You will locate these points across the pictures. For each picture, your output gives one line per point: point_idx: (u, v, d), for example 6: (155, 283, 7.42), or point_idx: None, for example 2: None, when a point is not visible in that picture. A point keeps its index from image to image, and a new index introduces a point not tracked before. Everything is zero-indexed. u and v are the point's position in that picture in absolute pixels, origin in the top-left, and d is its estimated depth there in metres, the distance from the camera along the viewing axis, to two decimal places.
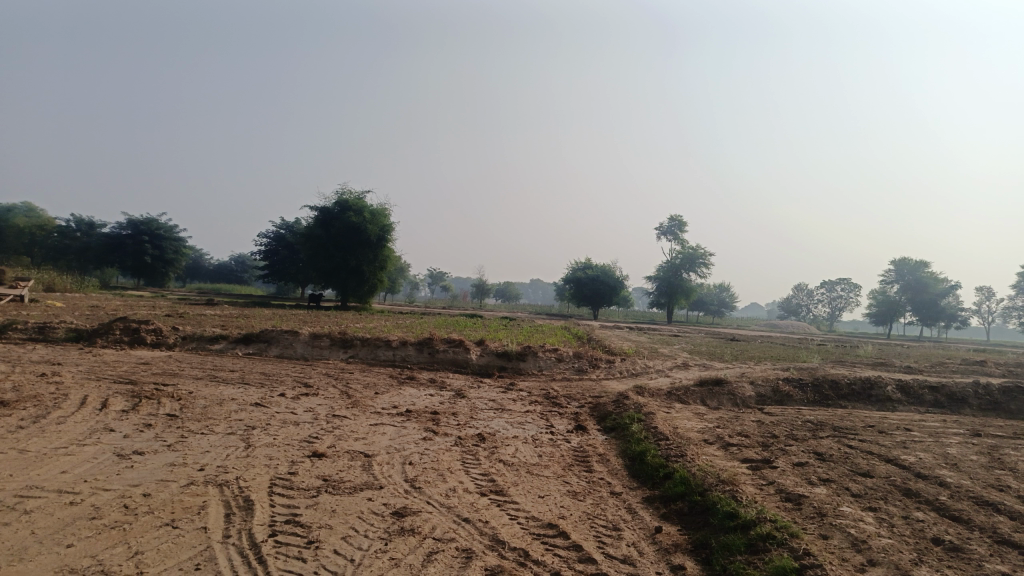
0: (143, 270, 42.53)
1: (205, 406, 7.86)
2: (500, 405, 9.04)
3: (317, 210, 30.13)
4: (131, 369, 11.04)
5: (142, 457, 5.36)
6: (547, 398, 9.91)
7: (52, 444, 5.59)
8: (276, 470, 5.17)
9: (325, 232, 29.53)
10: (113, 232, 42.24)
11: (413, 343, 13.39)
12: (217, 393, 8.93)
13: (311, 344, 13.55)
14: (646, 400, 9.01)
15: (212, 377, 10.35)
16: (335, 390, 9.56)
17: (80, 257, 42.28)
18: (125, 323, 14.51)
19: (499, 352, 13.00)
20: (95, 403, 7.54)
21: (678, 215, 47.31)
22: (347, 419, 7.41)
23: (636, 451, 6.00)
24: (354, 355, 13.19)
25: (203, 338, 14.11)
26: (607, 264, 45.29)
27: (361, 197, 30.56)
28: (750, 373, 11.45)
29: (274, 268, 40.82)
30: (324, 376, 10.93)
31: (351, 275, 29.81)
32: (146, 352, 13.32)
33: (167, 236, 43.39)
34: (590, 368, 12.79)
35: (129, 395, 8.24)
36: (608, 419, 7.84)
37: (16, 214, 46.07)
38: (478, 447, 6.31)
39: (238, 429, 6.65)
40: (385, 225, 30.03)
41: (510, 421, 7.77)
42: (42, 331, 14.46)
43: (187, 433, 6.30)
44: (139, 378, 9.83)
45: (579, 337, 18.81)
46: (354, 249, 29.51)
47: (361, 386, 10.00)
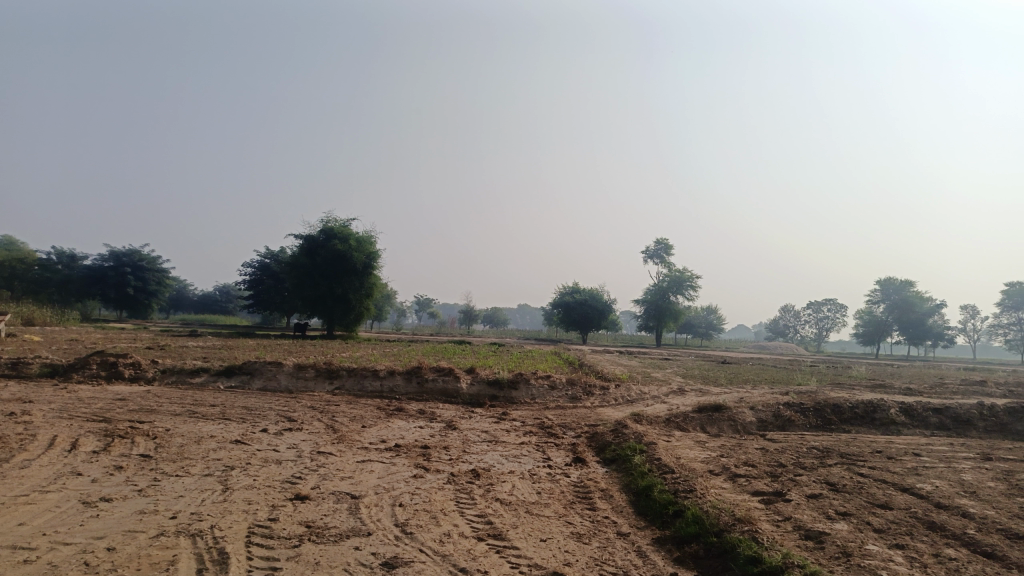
0: (124, 302, 41.94)
1: (182, 445, 7.44)
2: (493, 436, 8.66)
3: (303, 238, 29.75)
4: (106, 405, 10.57)
5: (109, 503, 4.95)
6: (542, 428, 9.53)
7: (11, 491, 5.16)
8: (255, 516, 4.77)
9: (310, 261, 29.14)
10: (95, 264, 41.71)
11: (402, 373, 13.00)
12: (195, 430, 8.50)
13: (296, 375, 13.12)
14: (645, 428, 8.66)
15: (191, 413, 9.91)
16: (320, 424, 9.15)
17: (61, 290, 41.59)
18: (103, 357, 14.03)
19: (490, 381, 12.62)
20: (64, 444, 7.10)
21: (665, 239, 47.29)
22: (332, 457, 7.01)
23: (641, 486, 5.65)
24: (340, 385, 12.77)
25: (183, 372, 13.65)
26: (595, 288, 45.08)
27: (347, 225, 30.24)
28: (749, 397, 11.13)
29: (258, 297, 40.33)
30: (309, 409, 10.50)
31: (337, 303, 29.37)
32: (124, 387, 12.84)
33: (149, 267, 42.83)
34: (584, 395, 12.43)
35: (101, 434, 7.79)
36: (607, 451, 7.48)
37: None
38: (472, 485, 5.93)
39: (215, 471, 6.24)
40: (371, 252, 29.69)
41: (504, 455, 7.40)
42: (15, 366, 13.95)
43: (160, 476, 5.89)
44: (114, 416, 9.38)
45: (570, 363, 18.48)
46: (340, 277, 29.10)
47: (347, 419, 9.58)
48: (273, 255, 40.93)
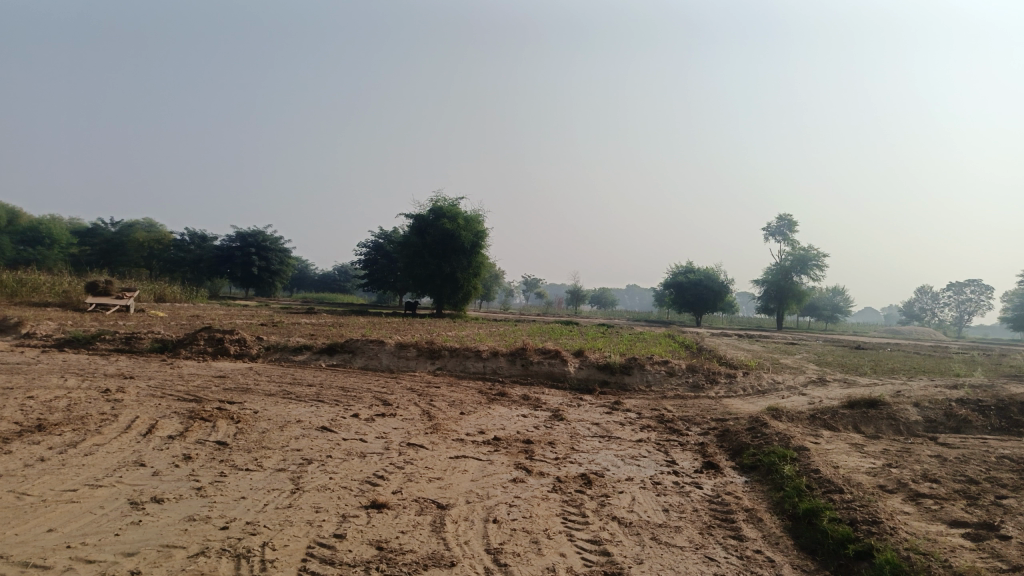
0: (250, 281, 43.56)
1: (263, 431, 6.74)
2: (606, 432, 7.54)
3: (412, 218, 29.54)
4: (203, 383, 10.23)
5: (158, 506, 4.22)
6: (662, 422, 8.32)
7: (59, 486, 4.53)
8: (317, 532, 3.91)
9: (420, 239, 28.90)
10: (223, 245, 43.58)
11: (505, 354, 12.11)
12: (284, 412, 7.84)
13: (397, 354, 12.48)
14: (788, 427, 7.30)
15: (284, 394, 9.36)
16: (416, 409, 8.31)
17: (193, 268, 43.79)
18: (210, 333, 13.93)
19: (601, 364, 11.52)
20: (141, 427, 6.58)
21: (788, 214, 44.30)
22: (423, 450, 6.11)
23: (801, 511, 4.43)
24: (442, 366, 12.02)
25: (285, 349, 13.31)
26: (711, 268, 42.87)
27: (456, 203, 29.75)
28: (909, 390, 9.47)
29: (372, 276, 40.80)
30: (406, 391, 9.77)
31: (446, 282, 29.00)
32: (228, 363, 12.62)
33: (273, 247, 44.27)
34: (708, 384, 11.10)
35: (184, 417, 7.24)
36: (746, 456, 6.23)
37: (135, 228, 48.37)
38: (584, 496, 4.89)
39: (290, 465, 5.47)
40: (479, 230, 29.03)
41: (620, 456, 6.29)
42: (128, 341, 14.08)
43: (228, 471, 5.17)
44: (206, 395, 8.94)
45: (687, 347, 17.04)
46: (448, 256, 28.70)
47: (446, 405, 8.73)
48: (386, 235, 41.27)
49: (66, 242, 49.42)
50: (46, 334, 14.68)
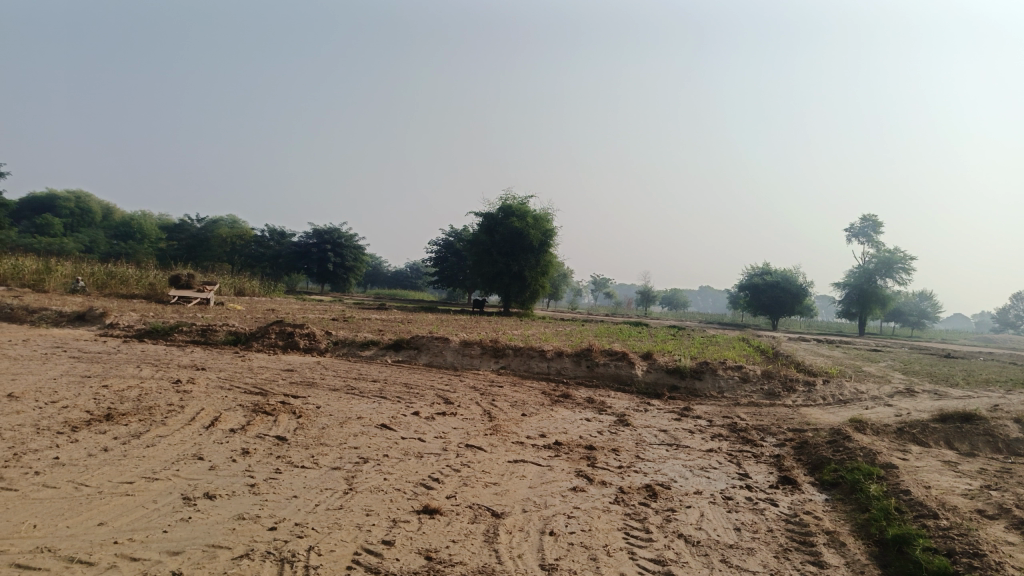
0: (326, 277, 44.55)
1: (323, 426, 6.68)
2: (674, 440, 7.19)
3: (482, 216, 29.56)
4: (270, 376, 10.34)
5: (210, 503, 4.16)
6: (734, 431, 7.89)
7: (117, 478, 4.53)
8: (365, 537, 3.75)
9: (489, 238, 28.92)
10: (301, 241, 44.71)
11: (571, 354, 11.83)
12: (346, 407, 7.78)
13: (462, 352, 12.37)
14: (873, 441, 6.79)
15: (348, 388, 9.34)
16: (477, 408, 8.14)
17: (272, 264, 45.13)
18: (281, 327, 14.15)
19: (670, 368, 11.11)
20: (205, 419, 6.61)
21: (873, 214, 42.35)
22: (481, 452, 5.91)
23: (890, 537, 4.02)
24: (505, 365, 11.84)
25: (353, 344, 13.38)
26: (789, 270, 41.41)
27: (525, 202, 29.60)
28: (1009, 404, 8.72)
29: (442, 274, 41.09)
30: (468, 389, 9.61)
31: (514, 280, 28.87)
32: (296, 357, 12.78)
33: (347, 243, 45.16)
34: (784, 392, 10.54)
35: (247, 410, 7.26)
36: (826, 472, 5.79)
37: (218, 224, 50.24)
38: (648, 508, 4.59)
39: (346, 463, 5.34)
40: (548, 229, 28.77)
41: (689, 467, 5.95)
42: (204, 333, 14.46)
43: (283, 467, 5.08)
44: (271, 388, 9.01)
45: (762, 351, 16.34)
46: (517, 254, 28.59)
47: (508, 405, 8.52)
48: (456, 232, 41.50)
49: (154, 237, 51.76)
50: (129, 325, 15.24)
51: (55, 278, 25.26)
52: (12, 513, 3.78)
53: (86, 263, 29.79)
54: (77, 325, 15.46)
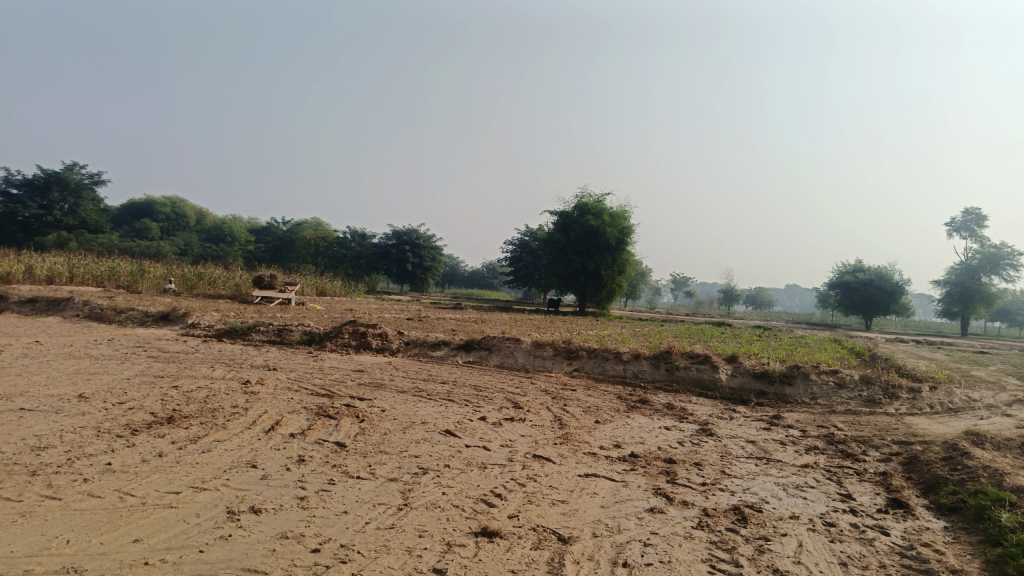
0: (404, 277, 44.95)
1: (386, 430, 6.34)
2: (764, 453, 6.55)
3: (557, 214, 29.11)
4: (340, 375, 10.14)
5: (254, 519, 3.86)
6: (832, 443, 7.15)
7: (164, 488, 4.31)
8: (415, 564, 3.37)
9: (564, 236, 28.45)
10: (380, 243, 45.28)
11: (648, 357, 11.22)
12: (411, 409, 7.45)
13: (534, 353, 11.93)
14: (996, 458, 5.96)
15: (416, 388, 9.04)
16: (548, 414, 7.67)
17: (353, 265, 45.90)
18: (355, 328, 14.04)
19: (757, 372, 10.37)
20: (266, 422, 6.38)
21: (976, 208, 39.55)
22: (550, 465, 5.44)
23: None
24: (579, 368, 11.34)
25: (424, 344, 13.14)
26: (883, 267, 39.19)
27: (601, 199, 28.93)
28: None
29: (517, 273, 40.80)
30: (540, 393, 9.16)
31: (590, 279, 28.25)
32: (369, 357, 12.61)
33: (425, 244, 45.42)
34: (885, 400, 9.65)
35: (310, 413, 7.01)
36: (943, 495, 5.07)
37: (302, 226, 51.50)
38: (736, 536, 4.04)
39: (404, 473, 4.96)
40: (625, 226, 27.99)
41: (782, 487, 5.33)
42: (280, 333, 14.52)
43: (337, 478, 4.75)
44: (338, 388, 8.79)
45: (858, 354, 15.23)
46: (592, 253, 28.00)
47: (581, 411, 8.02)
48: (531, 232, 41.16)
49: (243, 240, 53.67)
50: (210, 325, 15.49)
51: (148, 280, 26.27)
52: (49, 525, 3.57)
53: (177, 265, 30.95)
54: (161, 325, 15.84)
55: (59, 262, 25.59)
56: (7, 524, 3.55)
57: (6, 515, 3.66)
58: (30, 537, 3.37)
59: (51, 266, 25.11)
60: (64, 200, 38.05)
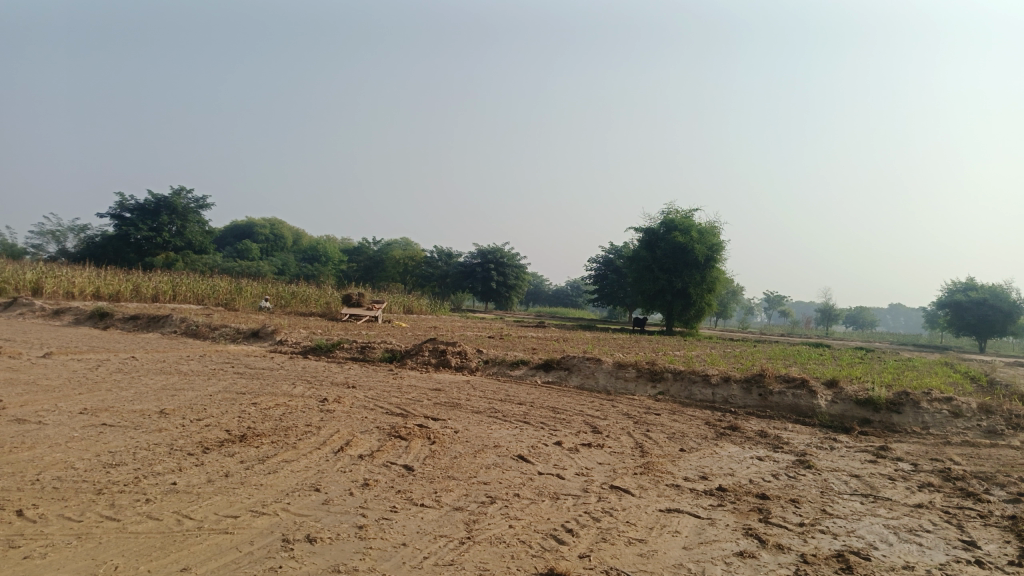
0: (489, 295, 45.06)
1: (456, 453, 6.07)
2: (871, 491, 5.90)
3: (643, 231, 28.51)
4: (417, 393, 9.99)
5: (309, 549, 3.65)
6: (949, 480, 6.40)
7: (223, 510, 4.17)
8: None
9: (650, 253, 27.80)
10: (466, 261, 45.65)
11: (739, 380, 10.57)
12: (485, 431, 7.18)
13: (616, 374, 11.47)
14: None
15: (492, 408, 8.76)
16: (629, 440, 7.23)
17: (440, 283, 46.39)
18: (435, 345, 13.94)
19: (860, 399, 9.57)
20: (336, 443, 6.23)
21: None
22: (629, 498, 5.02)
23: None
24: (664, 391, 10.80)
25: (503, 363, 12.88)
26: (999, 285, 36.40)
27: (689, 215, 28.15)
28: None
29: (603, 292, 40.20)
30: (621, 416, 8.72)
31: (678, 297, 27.42)
32: (448, 375, 12.45)
33: (509, 262, 45.44)
34: (1010, 431, 8.68)
35: (382, 433, 6.84)
36: None
37: (391, 245, 52.67)
38: None
39: (471, 503, 4.67)
40: (714, 243, 27.05)
41: (893, 531, 4.73)
42: (363, 350, 14.60)
43: (399, 506, 4.51)
44: (413, 407, 8.62)
45: (975, 379, 13.97)
46: (680, 270, 27.20)
47: (664, 438, 7.53)
48: (617, 250, 40.51)
49: (336, 259, 55.38)
50: (296, 342, 15.78)
51: (244, 298, 27.30)
52: (101, 548, 3.47)
53: (272, 283, 32.06)
54: (251, 342, 16.26)
55: (163, 281, 26.93)
56: (61, 546, 3.47)
57: (63, 536, 3.60)
58: (78, 563, 3.27)
59: (156, 284, 26.44)
60: (172, 223, 40.27)
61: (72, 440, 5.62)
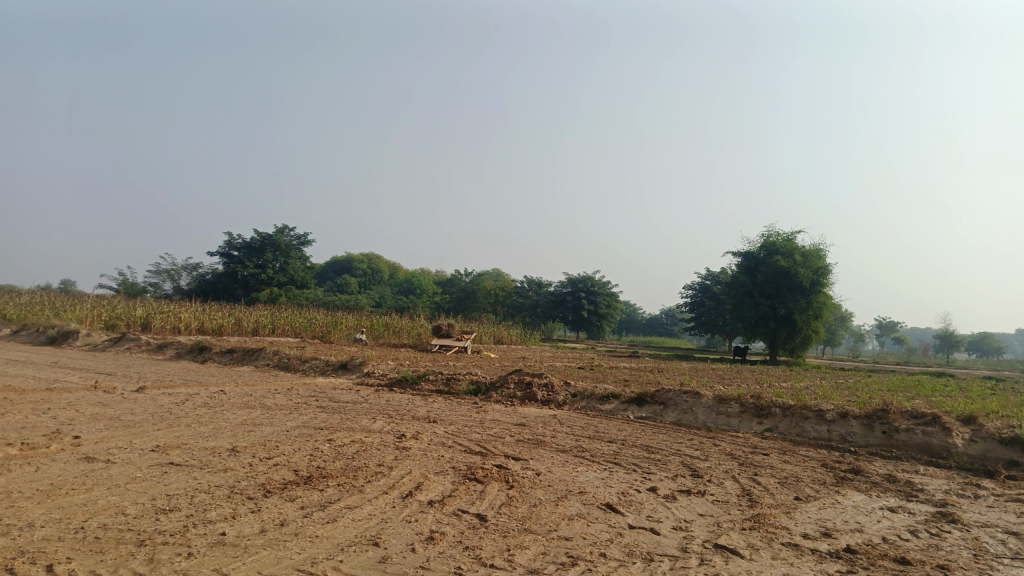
0: (581, 324, 44.20)
1: (536, 501, 5.43)
2: None
3: (742, 255, 27.19)
4: (501, 429, 9.40)
5: None
6: None
7: (266, 570, 3.70)
8: None
9: (751, 279, 26.43)
10: (557, 291, 45.07)
11: (859, 416, 9.43)
12: (570, 474, 6.50)
13: (717, 410, 10.51)
14: None
15: (579, 446, 8.05)
16: (735, 487, 6.37)
17: (531, 313, 45.96)
18: (521, 377, 13.35)
19: (1007, 438, 8.28)
20: (407, 486, 5.71)
21: None
22: (737, 562, 4.24)
23: None
24: (771, 428, 9.79)
25: (592, 397, 12.14)
26: None
27: (791, 238, 26.64)
28: None
29: (699, 320, 38.67)
30: (724, 457, 7.83)
31: (781, 325, 25.85)
32: (534, 409, 11.82)
33: (600, 290, 44.51)
34: None
35: (457, 474, 6.28)
36: None
37: (484, 277, 52.82)
38: None
39: (549, 565, 4.01)
40: (820, 266, 25.42)
41: None
42: (448, 383, 14.18)
43: (464, 567, 3.90)
44: (494, 444, 8.02)
45: None
46: (783, 296, 25.68)
47: (775, 484, 6.62)
48: (714, 276, 38.96)
49: (430, 292, 56.14)
50: (383, 374, 15.58)
51: (340, 330, 27.73)
52: None
53: (366, 315, 32.52)
54: (340, 374, 16.16)
55: (263, 315, 27.73)
56: None
57: None
58: None
59: (256, 318, 27.22)
60: (276, 259, 41.79)
61: (132, 482, 5.35)
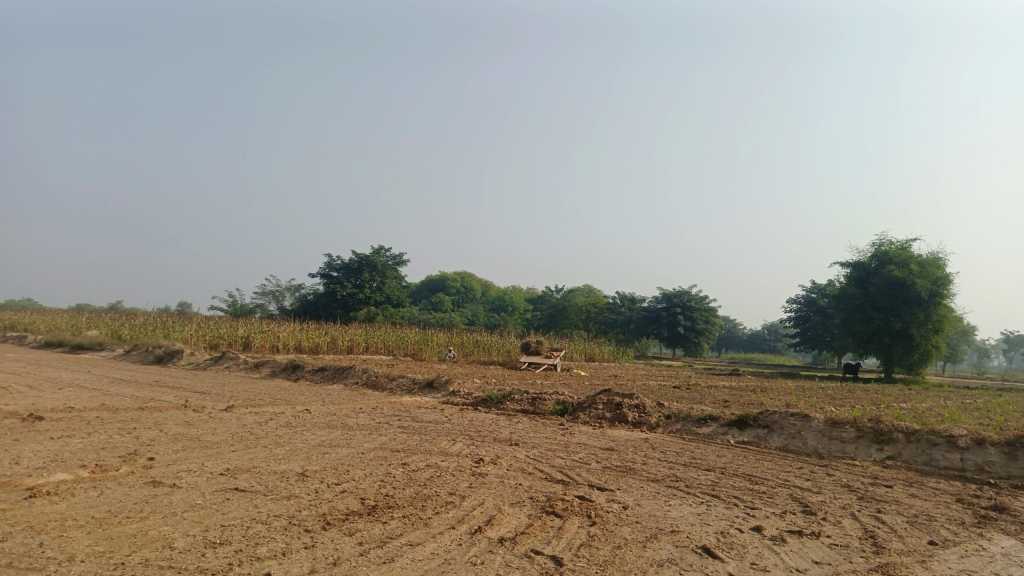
0: (677, 341, 42.64)
1: (621, 541, 4.78)
2: None
3: (851, 266, 25.46)
4: (588, 453, 8.75)
5: None
6: None
7: None
8: None
9: (862, 291, 24.73)
10: (651, 307, 43.77)
11: (999, 443, 8.23)
12: (661, 508, 5.80)
13: (829, 435, 9.49)
14: None
15: (672, 475, 7.30)
16: (855, 527, 5.49)
17: (625, 329, 44.79)
18: (611, 398, 12.61)
19: None
20: (478, 519, 5.19)
21: None
22: None
23: None
24: (893, 455, 8.71)
25: (688, 419, 11.27)
26: None
27: (906, 246, 24.75)
28: None
29: (805, 336, 36.52)
30: (840, 490, 6.89)
31: (897, 340, 23.85)
32: (625, 432, 11.07)
33: (697, 306, 42.89)
34: None
35: (535, 507, 5.70)
36: None
37: (577, 293, 52.09)
38: None
39: None
40: (940, 275, 23.33)
41: None
42: (534, 403, 13.61)
43: None
44: (578, 471, 7.38)
45: None
46: (898, 309, 23.79)
47: (904, 524, 5.69)
48: (820, 288, 36.65)
49: (523, 309, 55.89)
50: (469, 393, 15.18)
51: (431, 348, 27.77)
52: None
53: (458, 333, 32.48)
54: (426, 393, 15.88)
55: (358, 333, 28.11)
56: None
57: None
58: None
59: (351, 336, 27.62)
60: (372, 279, 42.67)
61: (190, 509, 5.08)
